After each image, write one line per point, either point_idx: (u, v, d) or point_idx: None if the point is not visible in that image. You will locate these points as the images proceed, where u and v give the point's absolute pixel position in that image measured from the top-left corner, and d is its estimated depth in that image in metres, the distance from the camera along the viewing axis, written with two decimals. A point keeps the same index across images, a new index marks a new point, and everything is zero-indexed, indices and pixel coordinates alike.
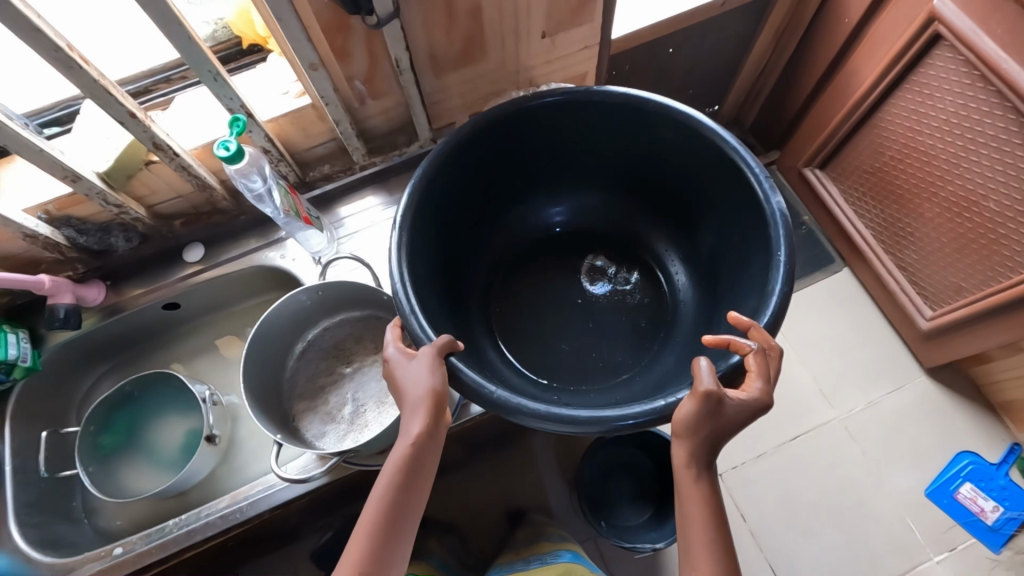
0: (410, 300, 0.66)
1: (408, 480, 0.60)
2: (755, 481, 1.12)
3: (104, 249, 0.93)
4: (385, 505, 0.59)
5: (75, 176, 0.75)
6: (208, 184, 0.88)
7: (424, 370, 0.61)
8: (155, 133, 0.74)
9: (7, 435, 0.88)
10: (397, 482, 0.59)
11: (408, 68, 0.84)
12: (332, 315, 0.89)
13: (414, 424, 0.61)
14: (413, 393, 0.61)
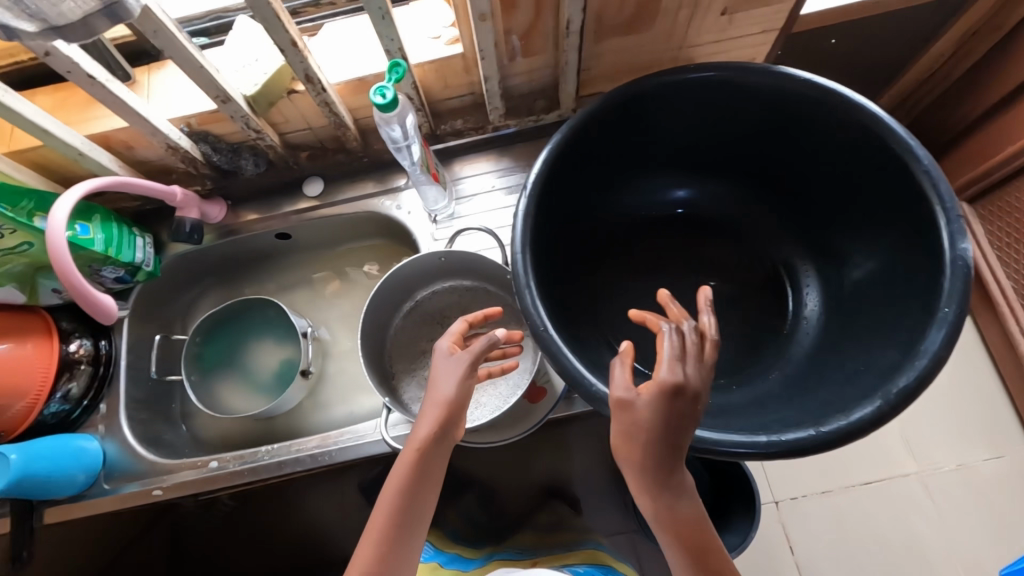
0: (527, 271, 0.63)
1: (416, 486, 0.61)
2: (811, 515, 1.03)
3: (233, 171, 0.91)
4: (394, 506, 0.60)
5: (225, 97, 0.74)
6: (344, 124, 0.85)
7: (453, 376, 0.64)
8: (310, 67, 0.71)
9: (126, 332, 0.94)
10: (406, 489, 0.60)
11: (578, 31, 0.75)
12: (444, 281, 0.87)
13: (425, 425, 0.62)
14: (436, 396, 0.64)
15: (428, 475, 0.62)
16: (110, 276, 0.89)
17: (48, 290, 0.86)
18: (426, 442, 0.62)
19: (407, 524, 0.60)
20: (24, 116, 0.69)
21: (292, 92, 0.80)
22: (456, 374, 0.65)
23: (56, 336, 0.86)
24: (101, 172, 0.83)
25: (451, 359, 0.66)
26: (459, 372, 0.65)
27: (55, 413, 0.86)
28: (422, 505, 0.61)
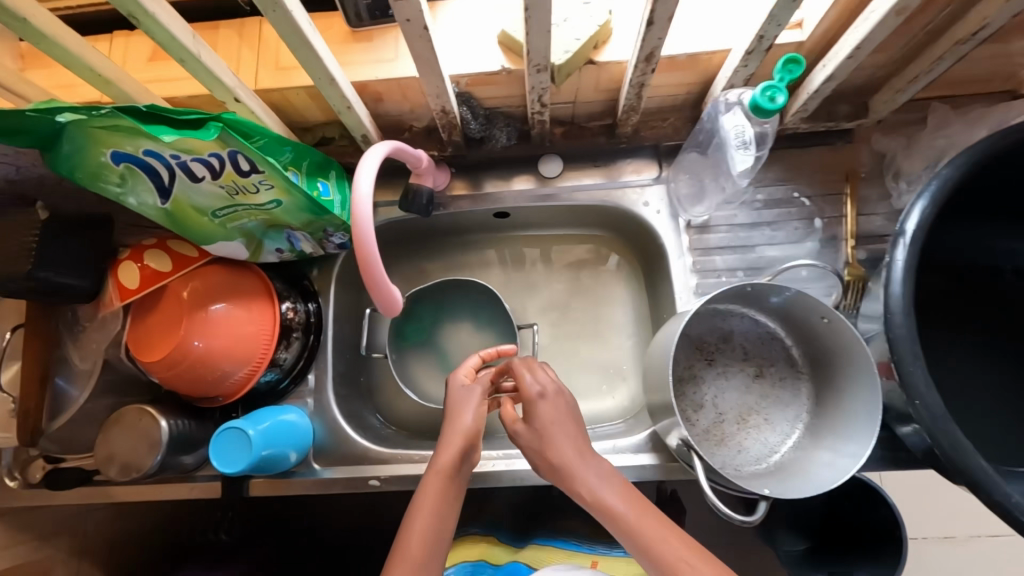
0: (907, 334, 0.55)
1: (446, 498, 0.63)
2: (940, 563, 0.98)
3: (483, 139, 0.80)
4: (437, 530, 0.61)
5: (542, 67, 0.61)
6: (635, 107, 0.71)
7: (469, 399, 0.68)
8: (661, 44, 0.58)
9: (333, 301, 0.87)
10: (436, 506, 0.62)
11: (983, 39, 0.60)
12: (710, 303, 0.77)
13: (445, 456, 0.64)
14: (458, 424, 0.67)
15: (442, 486, 0.63)
16: (332, 241, 0.80)
17: (272, 249, 0.78)
18: (454, 469, 0.64)
19: (426, 513, 0.61)
20: (322, 62, 0.58)
21: (591, 63, 0.68)
22: (466, 408, 0.68)
23: (275, 299, 0.79)
24: (353, 127, 0.72)
25: (467, 390, 0.70)
26: (474, 400, 0.69)
27: (267, 381, 0.80)
28: (448, 520, 0.62)
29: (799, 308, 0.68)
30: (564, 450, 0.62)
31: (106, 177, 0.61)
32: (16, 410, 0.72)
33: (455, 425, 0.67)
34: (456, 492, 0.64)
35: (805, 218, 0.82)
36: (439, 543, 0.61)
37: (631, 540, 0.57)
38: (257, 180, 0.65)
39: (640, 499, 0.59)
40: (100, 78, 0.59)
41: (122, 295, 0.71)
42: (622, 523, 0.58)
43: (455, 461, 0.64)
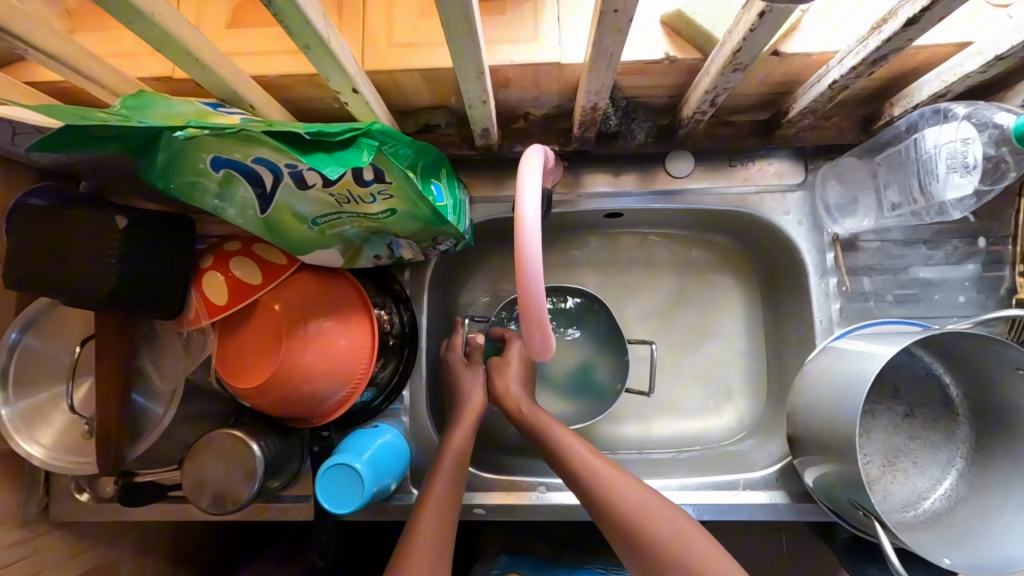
0: None
1: (437, 529, 0.58)
2: None
3: (616, 137, 0.71)
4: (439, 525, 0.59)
5: (742, 66, 0.49)
6: (811, 107, 0.60)
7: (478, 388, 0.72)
8: (907, 47, 0.46)
9: (425, 307, 0.80)
10: (444, 501, 0.61)
11: None
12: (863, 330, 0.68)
13: (463, 426, 0.69)
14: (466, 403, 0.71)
15: (450, 467, 0.64)
16: (438, 247, 0.71)
17: (369, 255, 0.69)
18: (468, 440, 0.68)
19: (432, 508, 0.60)
20: (478, 52, 0.46)
21: (777, 54, 0.56)
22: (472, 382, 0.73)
23: (371, 309, 0.70)
24: (477, 120, 0.61)
25: (471, 372, 0.75)
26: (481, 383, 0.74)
27: (363, 401, 0.72)
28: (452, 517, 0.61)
29: (986, 354, 0.59)
30: (572, 442, 0.63)
31: (204, 186, 0.50)
32: (91, 432, 0.65)
33: (466, 407, 0.71)
34: (461, 486, 0.64)
35: (967, 235, 0.73)
36: (444, 535, 0.58)
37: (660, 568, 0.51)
38: (376, 190, 0.54)
39: (645, 491, 0.57)
40: (196, 61, 0.47)
41: (211, 311, 0.61)
42: (644, 520, 0.54)
43: (467, 440, 0.68)
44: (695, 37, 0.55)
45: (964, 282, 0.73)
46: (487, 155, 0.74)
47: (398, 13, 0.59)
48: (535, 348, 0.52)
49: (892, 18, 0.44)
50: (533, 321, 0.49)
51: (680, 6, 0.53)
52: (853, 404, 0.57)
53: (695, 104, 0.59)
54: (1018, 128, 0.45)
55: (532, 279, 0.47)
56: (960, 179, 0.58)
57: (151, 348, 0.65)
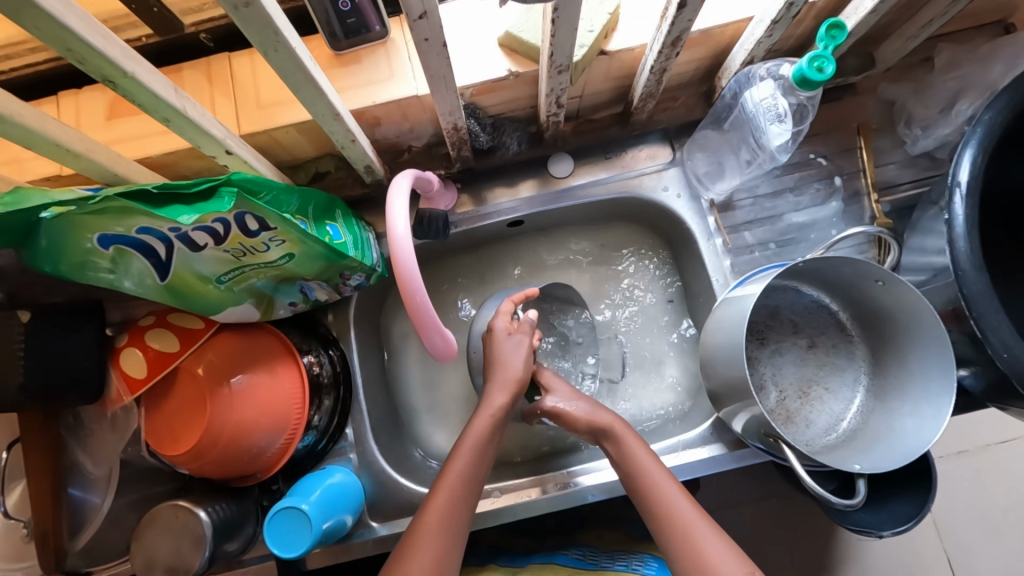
0: (984, 292, 0.55)
1: (457, 498, 0.60)
2: (975, 472, 0.94)
3: (494, 150, 0.78)
4: (465, 489, 0.61)
5: (563, 67, 0.56)
6: (648, 92, 0.68)
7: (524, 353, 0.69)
8: (691, 26, 0.54)
9: (355, 345, 0.83)
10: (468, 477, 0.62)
11: None
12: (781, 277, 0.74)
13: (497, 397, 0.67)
14: (507, 371, 0.68)
15: (477, 439, 0.64)
16: (350, 283, 0.75)
17: (285, 303, 0.72)
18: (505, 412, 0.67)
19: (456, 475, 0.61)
20: (325, 97, 0.52)
21: (602, 53, 0.63)
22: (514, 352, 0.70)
23: (298, 355, 0.73)
24: (355, 159, 0.66)
25: (516, 340, 0.70)
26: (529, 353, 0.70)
27: (306, 445, 0.74)
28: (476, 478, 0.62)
29: (850, 272, 0.66)
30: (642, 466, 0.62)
31: (95, 263, 0.53)
32: (30, 535, 0.64)
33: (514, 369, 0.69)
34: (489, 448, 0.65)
35: (825, 177, 0.81)
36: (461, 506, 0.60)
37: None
38: (266, 238, 0.58)
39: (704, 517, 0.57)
40: (68, 152, 0.51)
41: (132, 387, 0.63)
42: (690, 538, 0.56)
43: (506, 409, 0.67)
44: (529, 52, 0.62)
45: (832, 218, 0.80)
46: (383, 191, 0.79)
47: (263, 78, 0.64)
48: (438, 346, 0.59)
49: (670, 4, 0.52)
50: (428, 325, 0.56)
51: (507, 28, 0.61)
52: (741, 343, 0.63)
53: (546, 108, 0.66)
54: (796, 74, 0.53)
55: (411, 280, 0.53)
56: (778, 127, 0.66)
57: (81, 440, 0.65)
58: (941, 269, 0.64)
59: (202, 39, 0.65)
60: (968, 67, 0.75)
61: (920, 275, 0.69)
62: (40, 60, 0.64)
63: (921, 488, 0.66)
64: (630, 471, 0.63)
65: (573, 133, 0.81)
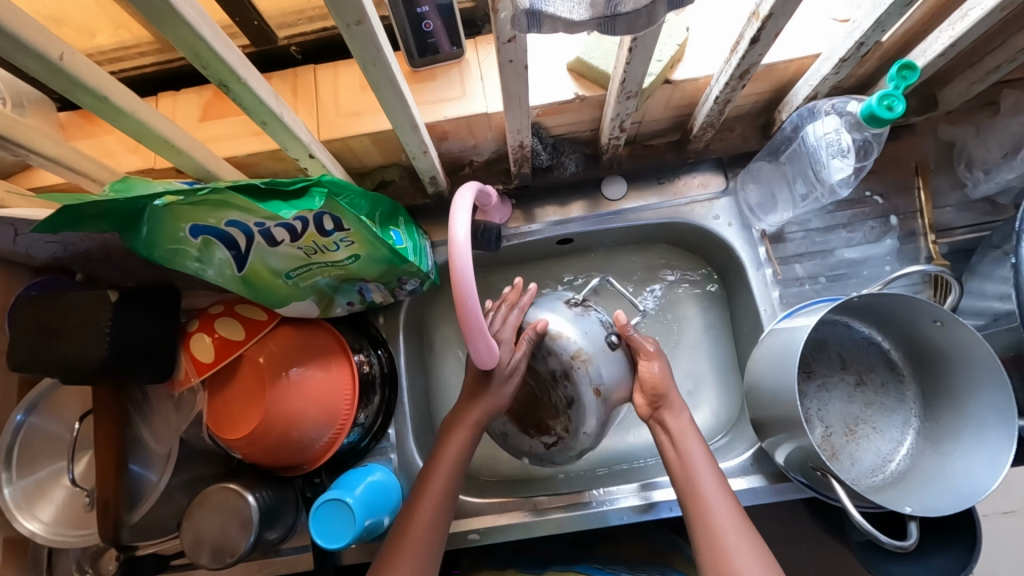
0: None
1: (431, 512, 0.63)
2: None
3: (551, 168, 0.81)
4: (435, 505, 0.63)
5: (632, 94, 0.59)
6: (707, 121, 0.70)
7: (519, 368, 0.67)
8: (760, 61, 0.56)
9: (403, 347, 0.85)
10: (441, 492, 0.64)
11: None
12: (832, 311, 0.73)
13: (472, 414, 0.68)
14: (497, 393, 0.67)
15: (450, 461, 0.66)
16: (405, 288, 0.77)
17: (343, 302, 0.75)
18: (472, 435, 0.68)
19: (423, 512, 0.63)
20: (408, 110, 0.55)
21: (667, 82, 0.65)
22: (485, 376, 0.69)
23: (349, 353, 0.75)
24: (423, 170, 0.69)
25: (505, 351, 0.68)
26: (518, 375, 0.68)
27: (350, 442, 0.76)
28: (442, 520, 0.64)
29: (906, 310, 0.65)
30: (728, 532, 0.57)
31: (185, 251, 0.57)
32: (92, 504, 0.68)
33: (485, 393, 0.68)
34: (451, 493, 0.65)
35: (880, 215, 0.80)
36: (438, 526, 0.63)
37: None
38: (338, 238, 0.61)
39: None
40: (173, 148, 0.55)
41: (199, 370, 0.66)
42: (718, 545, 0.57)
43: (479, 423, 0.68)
44: (597, 77, 0.65)
45: (886, 256, 0.80)
46: (441, 202, 0.82)
47: (344, 90, 0.69)
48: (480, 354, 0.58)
49: (742, 39, 0.54)
50: (475, 332, 0.54)
51: (578, 54, 0.63)
52: (792, 374, 0.62)
53: (608, 132, 0.69)
54: (864, 111, 0.54)
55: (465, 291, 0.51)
56: (840, 162, 0.66)
57: (146, 416, 0.69)
58: (1004, 314, 0.64)
59: (292, 52, 0.70)
60: None
61: (978, 320, 0.69)
62: (146, 64, 0.70)
63: (965, 538, 0.64)
64: (678, 465, 0.63)
65: (629, 157, 0.84)
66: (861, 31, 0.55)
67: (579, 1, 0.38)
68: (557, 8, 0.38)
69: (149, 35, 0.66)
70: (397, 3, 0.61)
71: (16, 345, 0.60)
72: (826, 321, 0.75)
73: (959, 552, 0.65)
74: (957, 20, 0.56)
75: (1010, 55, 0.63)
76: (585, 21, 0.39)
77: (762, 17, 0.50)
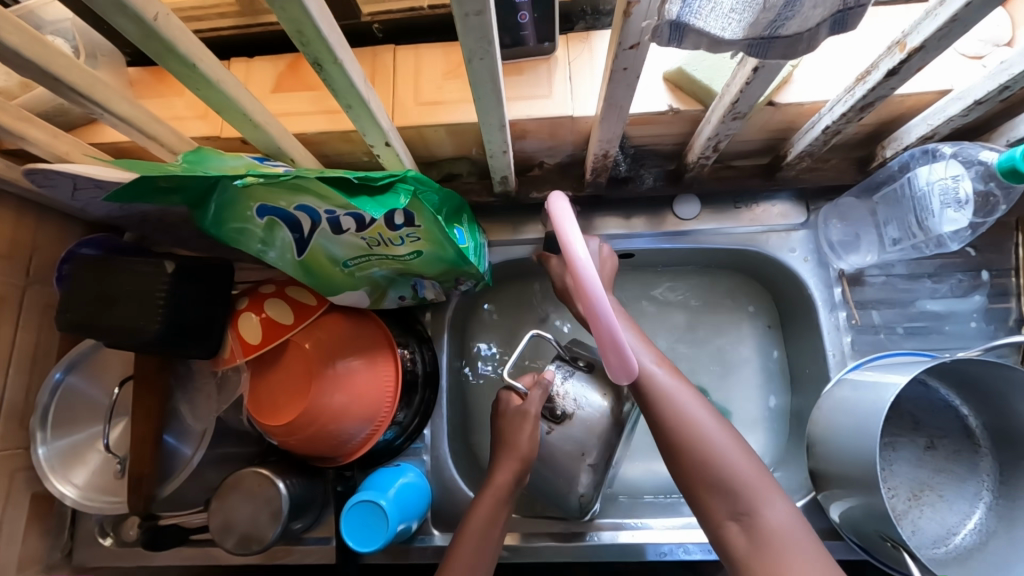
0: None
1: (479, 535, 0.60)
2: None
3: (630, 180, 0.78)
4: (482, 535, 0.60)
5: (740, 114, 0.54)
6: (804, 150, 0.65)
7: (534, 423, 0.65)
8: (891, 95, 0.51)
9: (447, 345, 0.83)
10: (480, 529, 0.60)
11: None
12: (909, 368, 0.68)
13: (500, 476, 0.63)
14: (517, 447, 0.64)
15: (481, 521, 0.61)
16: (459, 287, 0.74)
17: (395, 296, 0.72)
18: (509, 493, 0.63)
19: (473, 530, 0.60)
20: (500, 108, 0.51)
21: (771, 104, 0.60)
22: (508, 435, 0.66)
23: (395, 348, 0.73)
24: (497, 169, 0.66)
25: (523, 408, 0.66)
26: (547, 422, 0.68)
27: (385, 440, 0.74)
28: (493, 538, 0.61)
29: (1001, 381, 0.60)
30: (686, 404, 0.59)
31: (249, 231, 0.55)
32: (124, 472, 0.66)
33: (511, 447, 0.64)
34: (496, 535, 0.61)
35: (971, 269, 0.75)
36: (485, 550, 0.60)
37: (750, 548, 0.52)
38: (405, 233, 0.58)
39: (764, 479, 0.54)
40: (250, 121, 0.52)
41: (246, 351, 0.64)
42: (741, 484, 0.54)
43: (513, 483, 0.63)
44: (696, 91, 0.60)
45: (973, 313, 0.74)
46: (505, 202, 0.79)
47: (425, 76, 0.65)
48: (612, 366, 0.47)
49: (876, 70, 0.49)
50: (606, 342, 0.46)
51: (680, 64, 0.59)
52: (873, 436, 0.58)
53: (699, 150, 0.64)
54: (1003, 164, 0.49)
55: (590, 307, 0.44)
56: (955, 213, 0.62)
57: (187, 390, 0.68)
58: None
59: (374, 29, 0.66)
60: None
61: None
62: (224, 26, 0.67)
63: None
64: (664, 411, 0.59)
65: (710, 177, 0.78)
66: (1010, 73, 0.49)
67: (737, 20, 0.34)
68: (709, 24, 0.34)
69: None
70: None
71: (66, 307, 0.58)
72: None
73: None
74: None
75: None
76: (736, 40, 0.35)
77: (910, 49, 0.45)
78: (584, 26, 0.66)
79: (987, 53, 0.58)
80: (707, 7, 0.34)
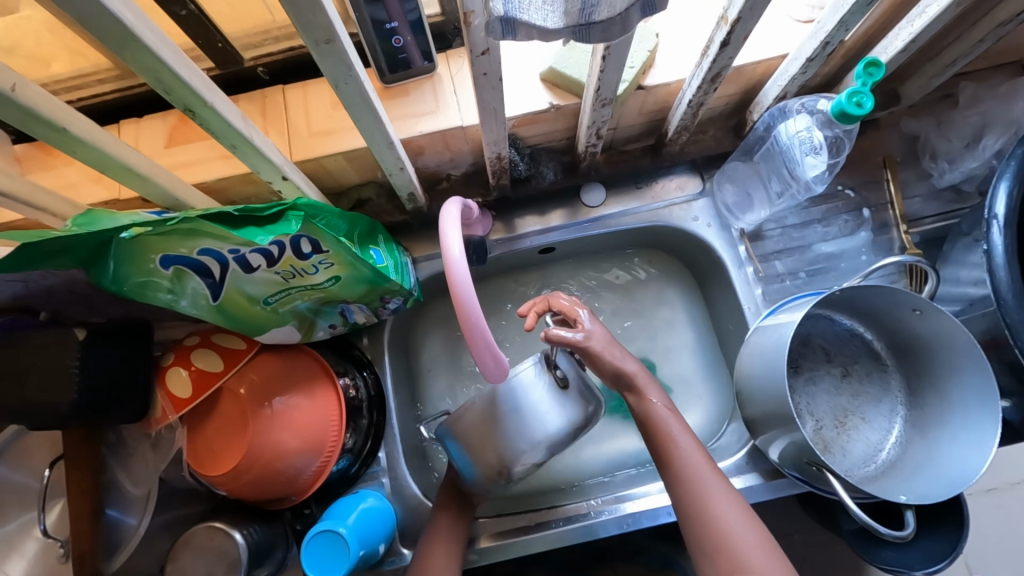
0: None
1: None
2: None
3: (530, 177, 0.81)
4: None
5: (608, 101, 0.59)
6: (679, 124, 0.71)
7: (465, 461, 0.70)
8: (731, 63, 0.57)
9: (390, 367, 0.85)
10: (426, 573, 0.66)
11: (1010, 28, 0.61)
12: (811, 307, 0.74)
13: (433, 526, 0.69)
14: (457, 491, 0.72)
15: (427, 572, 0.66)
16: (388, 306, 0.76)
17: (325, 326, 0.73)
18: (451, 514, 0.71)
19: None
20: (383, 127, 0.54)
21: (641, 87, 0.66)
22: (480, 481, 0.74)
23: (334, 377, 0.73)
24: (401, 186, 0.69)
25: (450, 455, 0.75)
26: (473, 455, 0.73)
27: (339, 470, 0.74)
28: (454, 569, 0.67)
29: (886, 301, 0.66)
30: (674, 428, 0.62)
31: (155, 283, 0.55)
32: (67, 555, 0.64)
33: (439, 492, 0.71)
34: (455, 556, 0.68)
35: (853, 209, 0.82)
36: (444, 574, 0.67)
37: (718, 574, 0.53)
38: (316, 260, 0.59)
39: (721, 480, 0.58)
40: (138, 177, 0.53)
41: (177, 406, 0.63)
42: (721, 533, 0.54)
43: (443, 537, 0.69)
44: (571, 86, 0.65)
45: (862, 248, 0.81)
46: (422, 218, 0.82)
47: (315, 109, 0.68)
48: (490, 371, 0.56)
49: (713, 43, 0.55)
50: (480, 346, 0.52)
51: (551, 64, 0.64)
52: (783, 371, 0.62)
53: (585, 139, 0.70)
54: (834, 109, 0.56)
55: (470, 314, 0.50)
56: (813, 159, 0.68)
57: (122, 458, 0.66)
58: (978, 299, 0.66)
59: (259, 73, 0.68)
60: (992, 103, 0.77)
61: (954, 306, 0.71)
62: (105, 91, 0.68)
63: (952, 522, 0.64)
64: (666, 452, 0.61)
65: (607, 163, 0.84)
66: (826, 30, 0.56)
67: (553, 10, 0.38)
68: (532, 16, 0.38)
69: (108, 62, 0.64)
70: (365, 21, 0.60)
71: None
72: (806, 318, 0.75)
73: (941, 534, 0.65)
74: (915, 18, 0.58)
75: (966, 48, 0.65)
76: (560, 29, 0.39)
77: (731, 20, 0.50)
78: (460, 42, 0.69)
79: (815, 16, 0.65)
80: (526, 3, 0.37)
